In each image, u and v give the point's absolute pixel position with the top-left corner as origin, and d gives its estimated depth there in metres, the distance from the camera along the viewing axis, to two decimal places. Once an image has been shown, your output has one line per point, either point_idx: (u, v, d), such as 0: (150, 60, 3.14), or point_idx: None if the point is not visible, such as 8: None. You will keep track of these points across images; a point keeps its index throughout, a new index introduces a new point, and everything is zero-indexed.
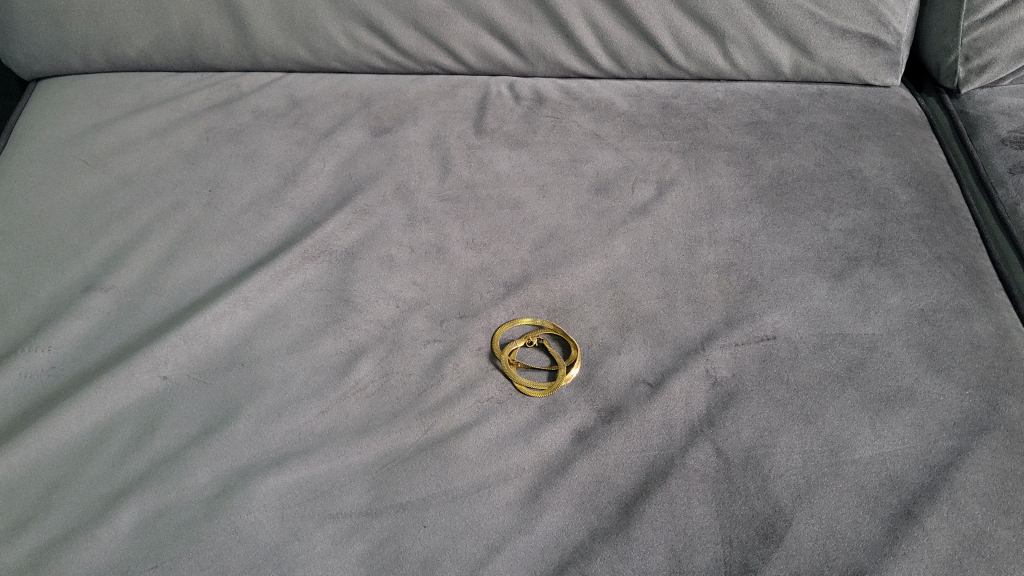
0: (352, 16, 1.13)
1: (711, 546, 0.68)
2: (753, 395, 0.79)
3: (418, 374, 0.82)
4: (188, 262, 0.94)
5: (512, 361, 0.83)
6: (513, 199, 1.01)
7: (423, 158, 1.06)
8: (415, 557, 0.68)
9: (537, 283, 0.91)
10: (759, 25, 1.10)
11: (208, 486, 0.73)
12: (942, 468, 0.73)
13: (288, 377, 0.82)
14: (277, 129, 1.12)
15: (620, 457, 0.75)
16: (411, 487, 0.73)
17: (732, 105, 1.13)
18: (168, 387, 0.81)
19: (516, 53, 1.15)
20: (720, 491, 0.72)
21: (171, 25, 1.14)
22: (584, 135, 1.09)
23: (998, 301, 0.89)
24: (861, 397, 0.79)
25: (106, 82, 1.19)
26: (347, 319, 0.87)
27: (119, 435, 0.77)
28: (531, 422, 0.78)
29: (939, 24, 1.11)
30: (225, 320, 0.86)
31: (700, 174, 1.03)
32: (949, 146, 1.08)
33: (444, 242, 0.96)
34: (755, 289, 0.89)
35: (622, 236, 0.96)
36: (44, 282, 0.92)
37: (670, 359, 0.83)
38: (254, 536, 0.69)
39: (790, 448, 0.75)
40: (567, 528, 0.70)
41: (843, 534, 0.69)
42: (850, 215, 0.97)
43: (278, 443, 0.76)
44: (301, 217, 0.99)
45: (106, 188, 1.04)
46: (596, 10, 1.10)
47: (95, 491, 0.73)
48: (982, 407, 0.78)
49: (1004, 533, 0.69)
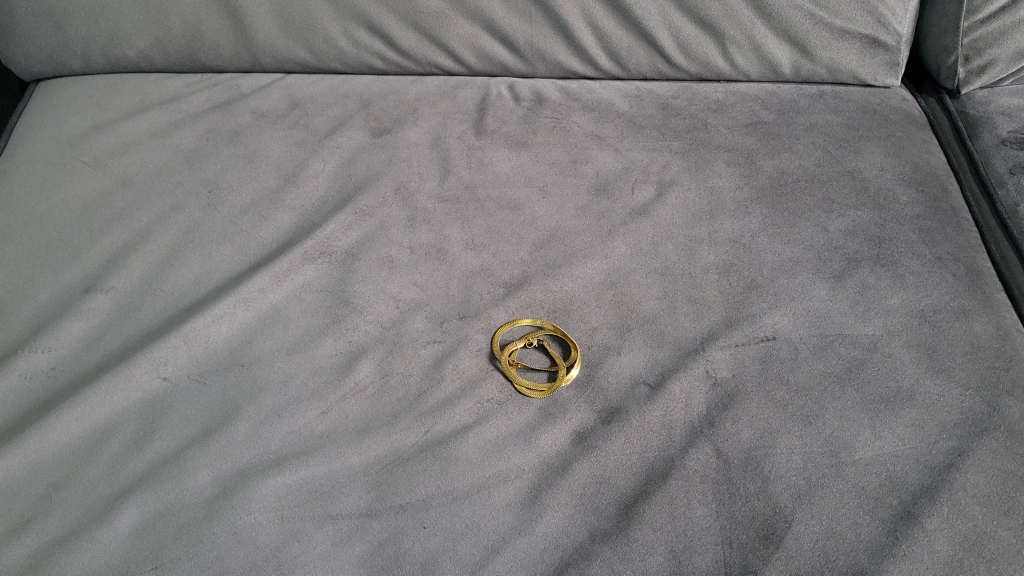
0: (352, 17, 1.13)
1: (711, 547, 0.68)
2: (754, 395, 0.79)
3: (418, 374, 0.82)
4: (188, 263, 0.94)
5: (512, 362, 0.83)
6: (513, 200, 1.01)
7: (423, 159, 1.06)
8: (415, 558, 0.68)
9: (537, 284, 0.91)
10: (759, 26, 1.10)
11: (208, 487, 0.73)
12: (942, 469, 0.73)
13: (288, 378, 0.82)
14: (277, 130, 1.12)
15: (620, 458, 0.75)
16: (411, 488, 0.73)
17: (732, 105, 1.13)
18: (168, 388, 0.81)
19: (516, 54, 1.15)
20: (720, 492, 0.72)
21: (171, 26, 1.14)
22: (583, 136, 1.09)
23: (998, 301, 0.88)
24: (861, 398, 0.79)
25: (106, 83, 1.19)
26: (347, 320, 0.87)
27: (119, 436, 0.77)
28: (531, 423, 0.78)
29: (939, 24, 1.11)
30: (225, 321, 0.86)
31: (700, 175, 1.03)
32: (949, 146, 1.08)
33: (444, 243, 0.96)
34: (755, 289, 0.89)
35: (622, 237, 0.96)
36: (45, 283, 0.92)
37: (670, 360, 0.83)
38: (254, 537, 0.69)
39: (790, 448, 0.75)
40: (567, 529, 0.70)
41: (843, 535, 0.69)
42: (850, 216, 0.97)
43: (278, 444, 0.76)
44: (301, 217, 0.99)
45: (106, 189, 1.04)
46: (596, 11, 1.10)
47: (95, 492, 0.73)
48: (982, 408, 0.78)
49: (1005, 534, 0.69)
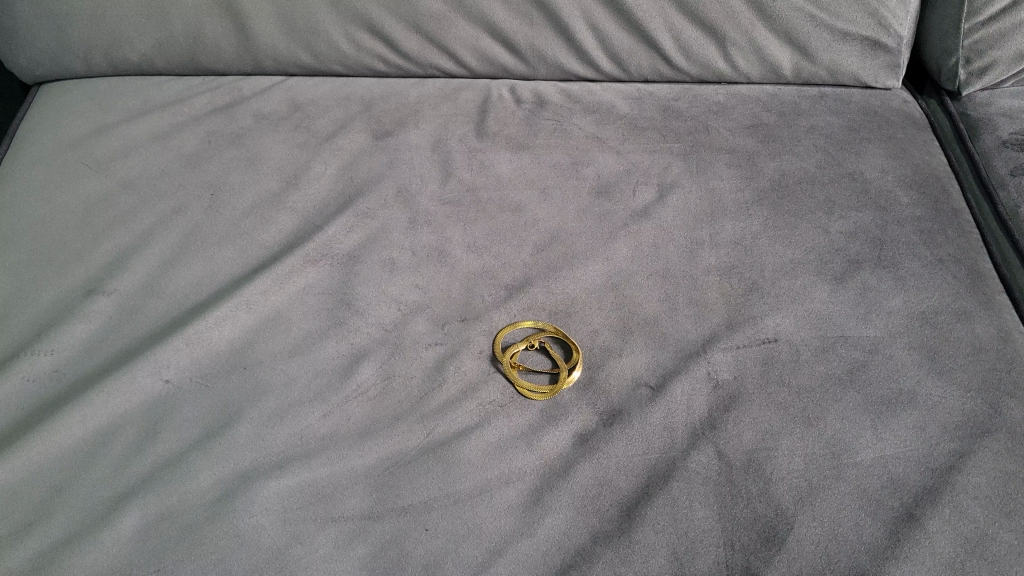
0: (353, 20, 1.13)
1: (712, 549, 0.68)
2: (755, 398, 0.79)
3: (420, 377, 0.82)
4: (190, 265, 0.94)
5: (513, 364, 0.83)
6: (514, 202, 1.01)
7: (425, 161, 1.07)
8: (416, 560, 0.68)
9: (538, 286, 0.91)
10: (761, 28, 1.10)
11: (210, 490, 0.73)
12: (943, 470, 0.73)
13: (290, 380, 0.82)
14: (279, 132, 1.12)
15: (621, 460, 0.75)
16: (413, 491, 0.73)
17: (733, 108, 1.13)
18: (170, 391, 0.81)
19: (517, 56, 1.16)
20: (722, 494, 0.72)
21: (172, 28, 1.14)
22: (585, 138, 1.09)
23: (999, 303, 0.89)
24: (862, 400, 0.79)
25: (108, 86, 1.20)
26: (349, 322, 0.87)
27: (121, 439, 0.78)
28: (533, 426, 0.78)
29: (940, 26, 1.11)
30: (227, 323, 0.86)
31: (701, 177, 1.03)
32: (949, 147, 1.08)
33: (445, 245, 0.96)
34: (757, 291, 0.89)
35: (623, 239, 0.96)
36: (47, 286, 0.92)
37: (672, 362, 0.83)
38: (256, 540, 0.70)
39: (792, 450, 0.75)
40: (568, 532, 0.70)
41: (845, 537, 0.69)
42: (851, 218, 0.98)
43: (279, 447, 0.76)
44: (302, 220, 0.99)
45: (108, 192, 1.04)
46: (596, 13, 1.10)
47: (97, 495, 0.73)
48: (984, 410, 0.78)
49: (1006, 536, 0.69)
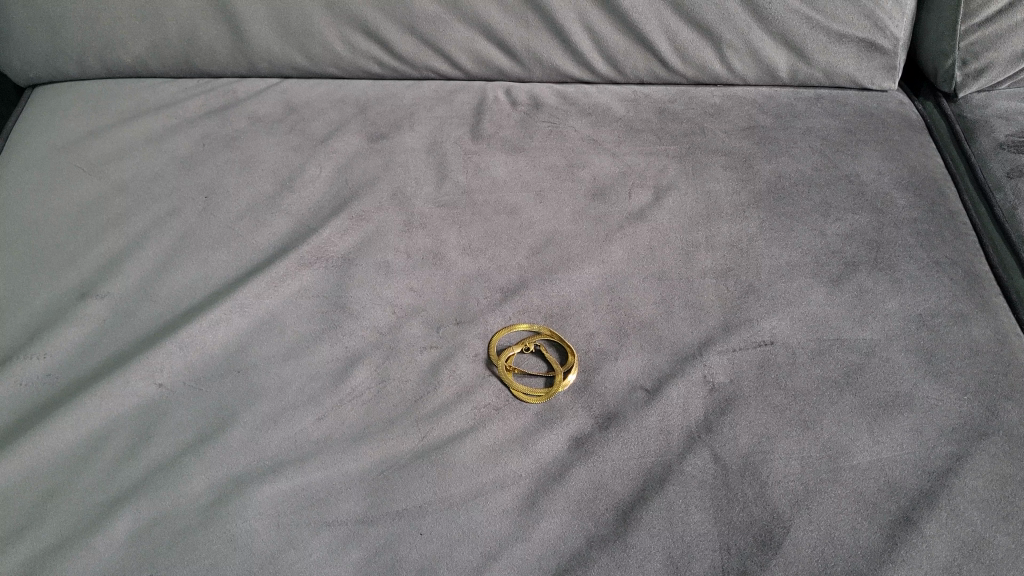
0: (348, 21, 1.13)
1: (709, 553, 0.68)
2: (751, 401, 0.79)
3: (415, 380, 0.82)
4: (185, 269, 0.94)
5: (509, 367, 0.83)
6: (511, 204, 1.01)
7: (420, 164, 1.06)
8: (410, 564, 0.68)
9: (534, 289, 0.90)
10: (757, 30, 1.10)
11: (202, 494, 0.73)
12: (940, 474, 0.73)
13: (284, 384, 0.82)
14: (275, 134, 1.12)
15: (617, 464, 0.74)
16: (407, 495, 0.72)
17: (729, 109, 1.13)
18: (163, 396, 0.81)
19: (513, 59, 1.16)
20: (718, 498, 0.71)
21: (167, 31, 1.14)
22: (580, 140, 1.09)
23: (998, 306, 0.88)
24: (859, 403, 0.79)
25: (103, 89, 1.19)
26: (343, 325, 0.87)
27: (114, 444, 0.77)
28: (528, 429, 0.78)
29: (936, 28, 1.10)
30: (222, 326, 0.86)
31: (698, 179, 1.03)
32: (946, 149, 1.08)
33: (441, 248, 0.95)
34: (753, 294, 0.89)
35: (618, 242, 0.96)
36: (40, 290, 0.91)
37: (667, 365, 0.83)
38: (250, 544, 0.69)
39: (788, 453, 0.74)
40: (564, 536, 0.70)
41: (842, 540, 0.68)
42: (848, 220, 0.97)
43: (274, 450, 0.76)
44: (297, 223, 0.99)
45: (102, 195, 1.03)
46: (591, 14, 1.10)
47: (90, 500, 0.73)
48: (982, 413, 0.78)
49: (1004, 539, 0.68)
